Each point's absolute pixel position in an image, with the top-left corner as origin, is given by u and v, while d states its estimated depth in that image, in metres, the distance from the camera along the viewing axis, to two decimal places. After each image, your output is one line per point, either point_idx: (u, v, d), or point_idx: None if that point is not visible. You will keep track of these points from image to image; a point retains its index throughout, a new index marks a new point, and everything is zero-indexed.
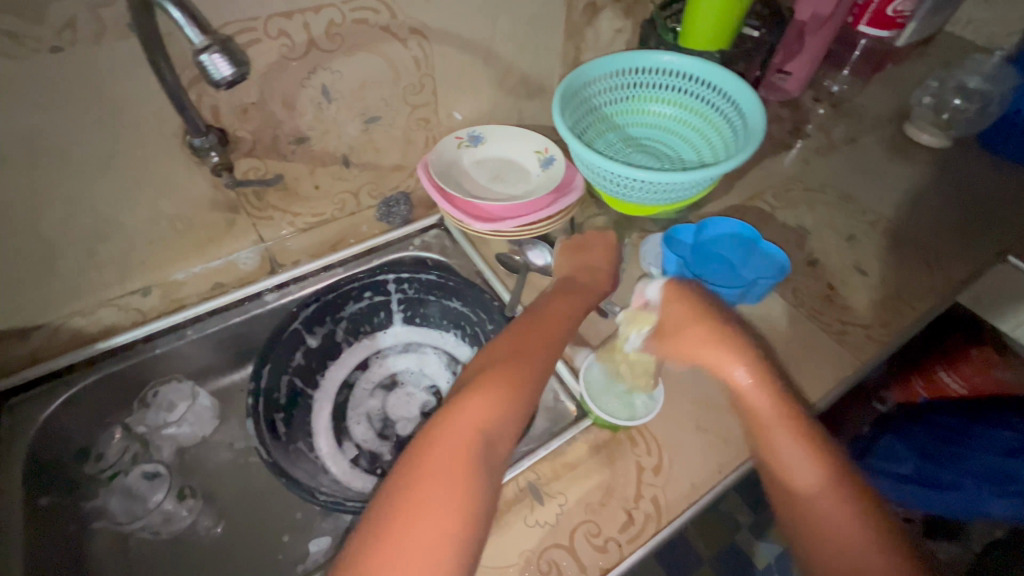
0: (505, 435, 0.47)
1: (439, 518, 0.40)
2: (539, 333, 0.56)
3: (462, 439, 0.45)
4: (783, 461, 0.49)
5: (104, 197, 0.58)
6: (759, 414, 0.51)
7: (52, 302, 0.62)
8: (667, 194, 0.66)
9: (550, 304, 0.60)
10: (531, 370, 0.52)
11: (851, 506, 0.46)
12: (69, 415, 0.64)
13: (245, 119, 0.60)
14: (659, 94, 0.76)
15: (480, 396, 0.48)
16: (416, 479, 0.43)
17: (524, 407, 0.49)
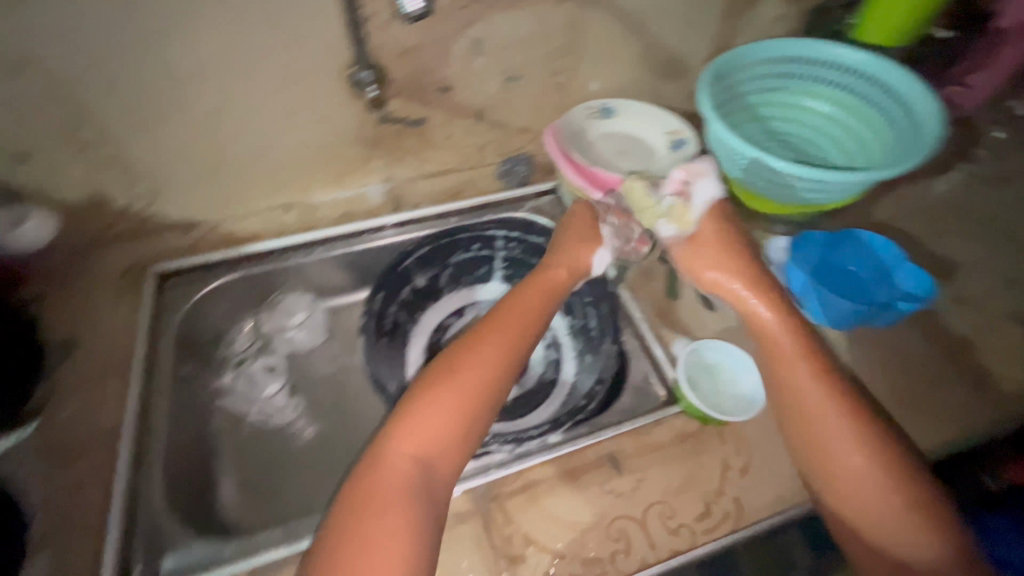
0: (445, 455, 0.49)
1: (387, 552, 0.42)
2: (497, 332, 0.56)
3: (397, 468, 0.47)
4: (855, 466, 0.48)
5: (273, 116, 0.65)
6: (823, 416, 0.50)
7: (214, 203, 0.71)
8: (813, 193, 0.63)
9: (515, 296, 0.59)
10: (483, 382, 0.52)
11: (926, 516, 0.45)
12: (211, 305, 0.70)
13: (402, 61, 0.63)
14: (815, 89, 0.72)
15: (418, 420, 0.49)
16: (358, 514, 0.44)
17: (473, 422, 0.51)
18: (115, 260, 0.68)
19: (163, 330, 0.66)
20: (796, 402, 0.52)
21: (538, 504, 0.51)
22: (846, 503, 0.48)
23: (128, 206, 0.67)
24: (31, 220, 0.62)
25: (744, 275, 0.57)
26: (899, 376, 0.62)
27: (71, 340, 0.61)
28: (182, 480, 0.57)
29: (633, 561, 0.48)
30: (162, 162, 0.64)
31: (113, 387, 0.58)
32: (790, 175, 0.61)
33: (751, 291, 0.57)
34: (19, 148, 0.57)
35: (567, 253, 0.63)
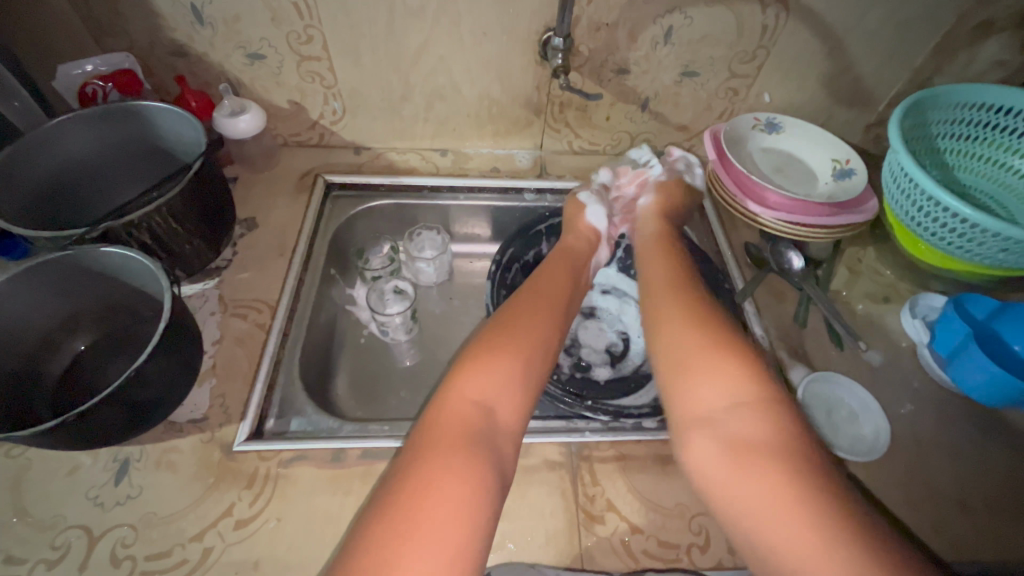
0: (507, 402, 0.47)
1: (456, 499, 0.38)
2: (533, 302, 0.56)
3: (460, 413, 0.45)
4: (687, 376, 0.48)
5: (462, 64, 0.70)
6: (683, 345, 0.49)
7: (389, 133, 0.79)
8: (987, 247, 0.58)
9: (546, 272, 0.62)
10: (537, 340, 0.52)
11: (772, 436, 0.41)
12: (362, 221, 0.78)
13: (593, 36, 0.66)
14: (1020, 146, 0.66)
15: (479, 370, 0.48)
16: (426, 460, 0.41)
17: (533, 374, 0.49)
18: (297, 165, 0.78)
19: (323, 231, 0.73)
20: (662, 335, 0.52)
21: (626, 476, 0.53)
22: (714, 437, 0.44)
23: (320, 119, 0.76)
24: (249, 112, 0.69)
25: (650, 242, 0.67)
26: None
27: (251, 219, 0.72)
28: (314, 360, 0.65)
29: (711, 558, 0.48)
30: (358, 86, 0.72)
31: (277, 266, 0.67)
32: (968, 223, 0.57)
33: (670, 267, 0.60)
34: (258, 48, 0.67)
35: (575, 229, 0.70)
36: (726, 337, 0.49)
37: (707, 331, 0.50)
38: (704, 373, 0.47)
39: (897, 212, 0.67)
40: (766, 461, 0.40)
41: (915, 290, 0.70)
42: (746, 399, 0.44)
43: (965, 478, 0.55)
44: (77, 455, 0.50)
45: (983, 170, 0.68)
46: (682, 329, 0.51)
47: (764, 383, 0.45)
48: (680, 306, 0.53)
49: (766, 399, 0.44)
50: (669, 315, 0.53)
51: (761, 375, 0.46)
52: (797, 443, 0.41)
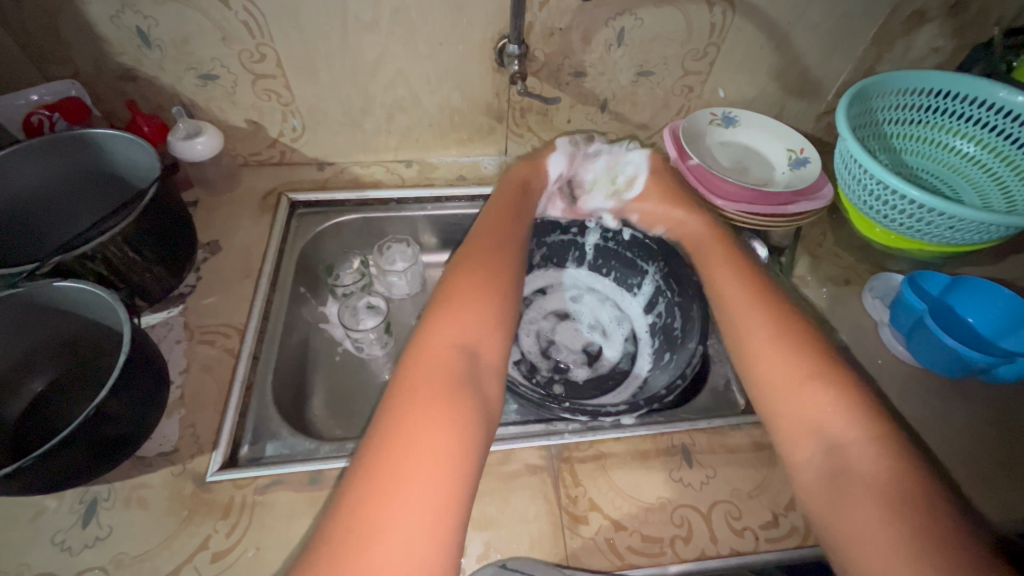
0: (484, 339, 0.48)
1: (441, 430, 0.40)
2: (491, 246, 0.57)
3: (439, 357, 0.45)
4: (779, 405, 0.48)
5: (420, 75, 0.70)
6: (781, 372, 0.49)
7: (352, 148, 0.79)
8: (939, 230, 0.61)
9: (501, 216, 0.63)
10: (500, 277, 0.54)
11: (884, 474, 0.41)
12: (330, 238, 0.77)
13: (548, 41, 0.67)
14: (961, 128, 0.69)
15: (452, 314, 0.48)
16: (410, 402, 0.42)
17: (503, 308, 0.51)
18: (259, 185, 0.77)
19: (291, 251, 0.72)
20: (751, 359, 0.52)
21: (606, 474, 0.53)
22: (818, 467, 0.45)
23: (280, 137, 0.76)
24: (205, 134, 0.68)
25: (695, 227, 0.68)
26: (1008, 436, 0.58)
27: (214, 242, 0.70)
28: (288, 382, 0.64)
29: (694, 549, 0.49)
30: (316, 102, 0.71)
31: (243, 288, 0.66)
32: (917, 204, 0.60)
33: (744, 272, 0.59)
34: (210, 69, 0.66)
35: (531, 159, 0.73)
36: (829, 365, 0.48)
37: (809, 361, 0.48)
38: (802, 409, 0.47)
39: (852, 198, 0.69)
40: (874, 503, 0.40)
41: (875, 271, 0.72)
42: (850, 428, 0.44)
43: (933, 449, 0.57)
44: (43, 498, 0.49)
45: (928, 152, 0.71)
46: (777, 360, 0.50)
47: (869, 414, 0.45)
48: (770, 327, 0.52)
49: (875, 433, 0.43)
50: (758, 340, 0.52)
51: (868, 406, 0.45)
52: (913, 485, 0.40)
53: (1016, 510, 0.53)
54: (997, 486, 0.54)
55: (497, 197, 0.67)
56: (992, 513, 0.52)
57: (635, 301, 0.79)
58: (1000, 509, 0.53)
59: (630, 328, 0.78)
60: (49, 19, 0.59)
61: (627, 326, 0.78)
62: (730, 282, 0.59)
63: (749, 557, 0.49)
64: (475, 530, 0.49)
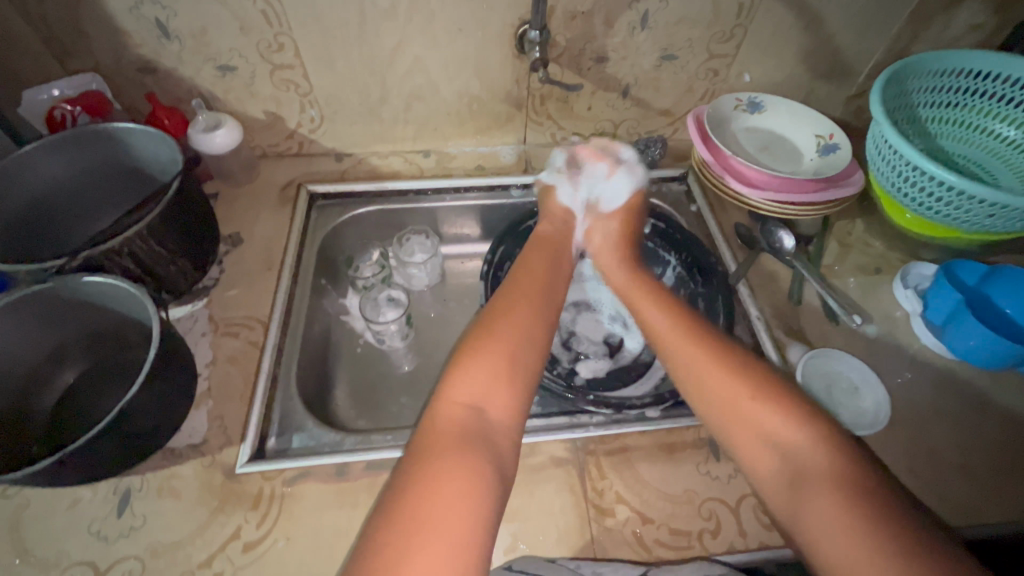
0: (498, 399, 0.47)
1: (454, 494, 0.39)
2: (512, 295, 0.56)
3: (452, 417, 0.45)
4: (728, 420, 0.47)
5: (438, 63, 0.69)
6: (724, 392, 0.47)
7: (369, 138, 0.78)
8: (981, 218, 0.59)
9: (528, 262, 0.62)
10: (523, 328, 0.52)
11: (837, 467, 0.40)
12: (349, 229, 0.77)
13: (569, 26, 0.66)
14: (999, 110, 0.66)
15: (466, 369, 0.48)
16: (424, 461, 0.42)
17: (523, 364, 0.50)
18: (278, 177, 0.77)
19: (311, 243, 0.72)
20: (686, 384, 0.50)
21: (633, 467, 0.53)
22: (777, 478, 0.43)
23: (298, 128, 0.75)
24: (225, 126, 0.68)
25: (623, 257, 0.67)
26: None
27: (236, 235, 0.70)
28: (311, 374, 0.64)
29: (723, 543, 0.48)
30: (335, 92, 0.71)
31: (265, 281, 0.66)
32: (955, 191, 0.58)
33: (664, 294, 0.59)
34: (228, 60, 0.66)
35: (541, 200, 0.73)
36: (761, 377, 0.47)
37: (743, 371, 0.48)
38: (750, 421, 0.45)
39: (884, 184, 0.67)
40: (835, 500, 0.39)
41: (906, 260, 0.70)
42: (796, 436, 0.43)
43: (967, 442, 0.56)
44: (78, 488, 0.49)
45: (964, 136, 0.69)
46: (717, 376, 0.48)
47: (811, 414, 0.44)
48: (691, 338, 0.52)
49: (823, 432, 0.43)
50: (694, 362, 0.50)
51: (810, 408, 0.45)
52: (868, 479, 0.39)
53: None
54: None
55: (529, 244, 0.66)
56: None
57: None
58: None
59: None
60: (69, 12, 0.59)
61: None
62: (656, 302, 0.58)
63: (780, 552, 0.48)
64: (502, 522, 0.49)
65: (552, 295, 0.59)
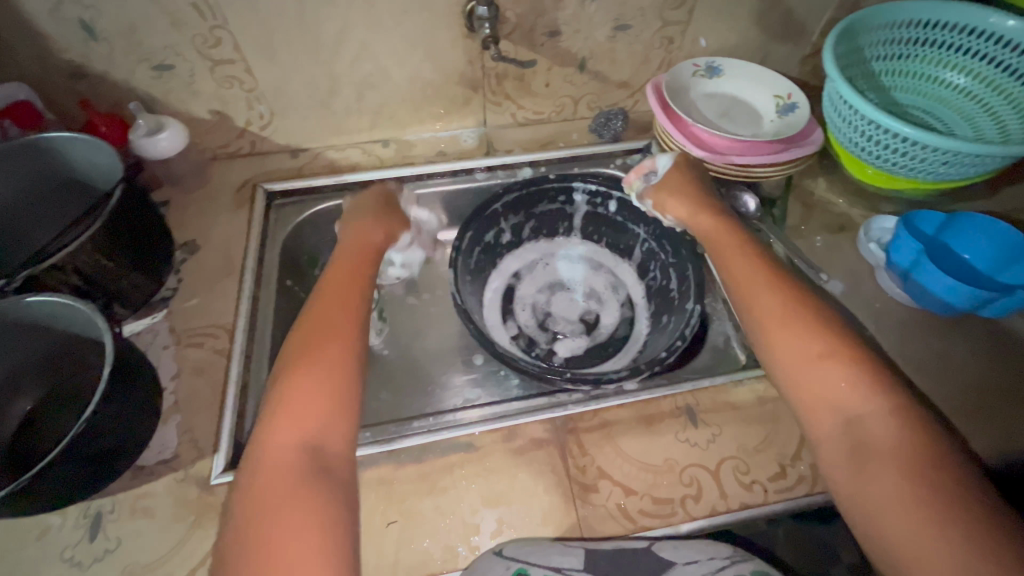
0: (333, 430, 0.44)
1: (298, 546, 0.37)
2: (332, 310, 0.51)
3: (280, 459, 0.41)
4: (799, 385, 0.46)
5: (386, 49, 0.67)
6: (793, 353, 0.47)
7: (324, 132, 0.76)
8: (940, 167, 0.60)
9: (344, 266, 0.58)
10: (340, 342, 0.48)
11: (907, 444, 0.40)
12: (312, 227, 0.75)
13: (518, 0, 0.64)
14: (951, 59, 0.67)
15: (287, 405, 0.44)
16: (256, 520, 0.38)
17: (347, 384, 0.46)
18: (231, 179, 0.74)
19: (273, 244, 0.71)
20: (764, 340, 0.50)
21: (613, 441, 0.53)
22: (839, 442, 0.43)
23: (248, 126, 0.72)
24: (168, 128, 0.65)
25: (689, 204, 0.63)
26: (1004, 371, 0.59)
27: (192, 242, 0.68)
28: None
29: (705, 506, 0.49)
30: (282, 85, 0.68)
31: (227, 287, 0.64)
32: (909, 141, 0.58)
33: (752, 251, 0.56)
34: (163, 58, 0.63)
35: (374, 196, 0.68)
36: (843, 342, 0.46)
37: (826, 333, 0.47)
38: (818, 384, 0.45)
39: (842, 141, 0.68)
40: (899, 479, 0.39)
41: (868, 215, 0.71)
42: (867, 409, 0.42)
43: (934, 387, 0.57)
44: (45, 516, 0.48)
45: (919, 87, 0.69)
46: (796, 333, 0.48)
47: (884, 383, 0.43)
48: (783, 299, 0.50)
49: (892, 403, 0.42)
50: (772, 320, 0.49)
51: (885, 377, 0.44)
52: (938, 457, 0.39)
53: (1019, 438, 0.54)
54: (998, 417, 0.55)
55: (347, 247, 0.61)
56: (993, 445, 0.53)
57: (629, 268, 0.79)
58: (1002, 441, 0.54)
59: (626, 294, 0.78)
60: None
61: (621, 292, 0.78)
62: (745, 263, 0.55)
63: (762, 509, 0.49)
64: (488, 507, 0.49)
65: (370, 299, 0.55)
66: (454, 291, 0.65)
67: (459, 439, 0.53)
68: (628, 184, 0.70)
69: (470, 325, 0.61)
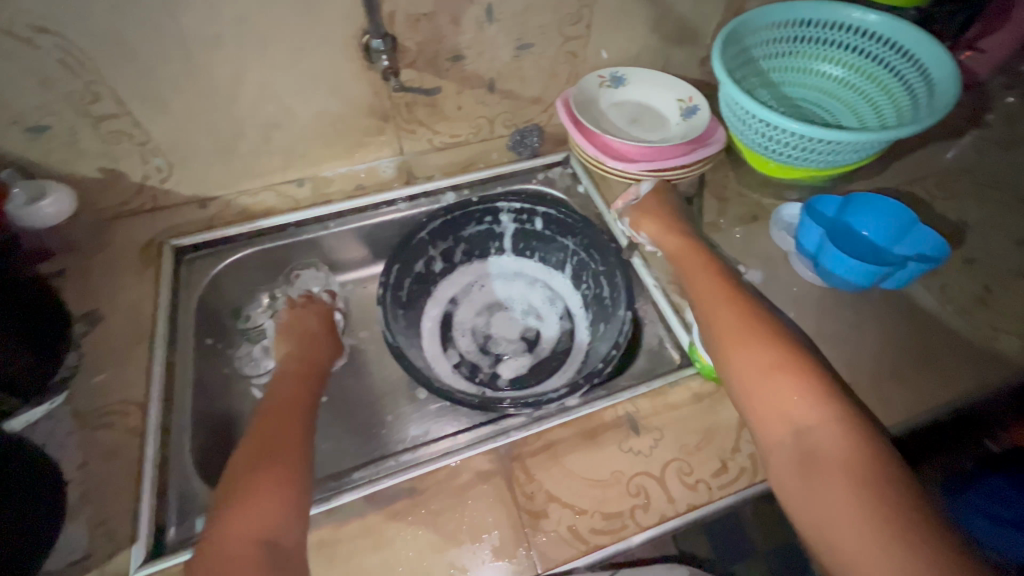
0: (291, 524, 0.43)
1: None
2: (282, 414, 0.53)
3: (235, 558, 0.39)
4: (752, 399, 0.48)
5: (285, 88, 0.64)
6: (748, 365, 0.49)
7: (231, 178, 0.72)
8: (832, 156, 0.64)
9: (286, 377, 0.60)
10: (294, 437, 0.50)
11: (852, 453, 0.42)
12: (229, 278, 0.73)
13: (415, 30, 0.63)
14: (829, 53, 0.72)
15: (245, 502, 0.42)
16: None
17: (305, 476, 0.46)
18: (133, 238, 0.69)
19: (186, 302, 0.67)
20: (719, 354, 0.52)
21: (559, 462, 0.53)
22: (789, 452, 0.44)
23: (145, 180, 0.68)
24: (50, 194, 0.60)
25: (655, 224, 0.67)
26: (910, 336, 0.63)
27: (93, 312, 0.63)
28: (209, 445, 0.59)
29: (653, 514, 0.50)
30: (177, 135, 0.64)
31: (136, 356, 0.59)
32: (801, 136, 0.62)
33: (709, 266, 0.60)
34: (35, 119, 0.58)
35: (302, 311, 0.71)
36: (789, 351, 0.49)
37: (776, 345, 0.49)
38: (771, 396, 0.47)
39: (742, 139, 0.71)
40: (846, 484, 0.40)
41: (777, 204, 0.75)
42: (816, 419, 0.44)
43: (853, 361, 0.61)
44: None
45: (806, 81, 0.74)
46: (747, 346, 0.50)
47: (832, 394, 0.46)
48: (739, 314, 0.53)
49: (838, 413, 0.44)
50: (728, 336, 0.52)
51: (833, 389, 0.46)
52: (881, 462, 0.41)
53: (928, 401, 0.58)
54: (909, 381, 0.59)
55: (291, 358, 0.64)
56: (907, 410, 0.57)
57: (563, 279, 0.79)
58: (915, 405, 0.58)
59: (564, 306, 0.78)
60: None
61: (558, 305, 0.78)
62: (705, 282, 0.58)
63: (705, 508, 0.50)
64: (437, 553, 0.48)
65: (316, 405, 0.57)
66: (383, 328, 0.63)
67: (401, 484, 0.51)
68: (617, 210, 0.73)
69: (402, 361, 0.59)
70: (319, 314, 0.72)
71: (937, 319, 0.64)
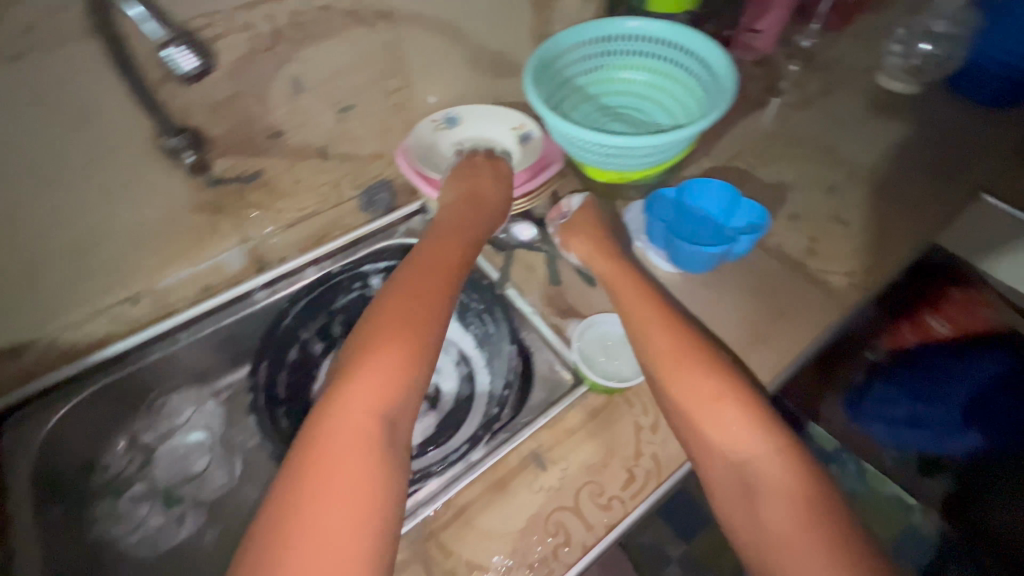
0: (408, 410, 0.47)
1: (341, 513, 0.40)
2: (421, 286, 0.55)
3: (357, 426, 0.44)
4: (697, 430, 0.50)
5: (83, 208, 0.57)
6: (691, 396, 0.51)
7: (46, 318, 0.62)
8: (651, 157, 0.69)
9: (435, 241, 0.62)
10: (426, 317, 0.52)
11: (793, 484, 0.45)
12: (68, 430, 0.64)
13: (217, 118, 0.59)
14: (631, 61, 0.77)
15: (365, 372, 0.47)
16: (311, 478, 0.41)
17: (427, 359, 0.50)
18: None
19: (17, 476, 0.59)
20: (659, 385, 0.53)
21: (473, 526, 0.51)
22: (733, 481, 0.47)
23: None
24: None
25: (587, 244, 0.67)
26: (762, 298, 0.69)
27: None
28: None
29: (575, 548, 0.49)
30: None
31: None
32: (620, 146, 0.66)
33: (613, 274, 0.64)
34: None
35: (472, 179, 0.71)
36: (724, 381, 0.51)
37: (717, 375, 0.52)
38: (714, 426, 0.49)
39: (574, 155, 0.74)
40: (791, 516, 0.44)
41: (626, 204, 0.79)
42: (761, 449, 0.48)
43: (722, 335, 0.65)
44: None
45: (618, 89, 0.79)
46: (690, 375, 0.52)
47: (772, 425, 0.49)
48: (671, 346, 0.54)
49: (776, 443, 0.48)
50: (668, 369, 0.53)
51: (771, 417, 0.50)
52: (817, 490, 0.45)
53: (789, 355, 0.63)
54: (770, 340, 0.65)
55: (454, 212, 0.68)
56: (773, 368, 0.62)
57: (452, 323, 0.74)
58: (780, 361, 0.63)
59: (458, 350, 0.75)
60: None
61: (453, 350, 0.75)
62: (635, 308, 0.59)
63: (621, 525, 0.51)
64: None
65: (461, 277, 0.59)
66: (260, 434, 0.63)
67: None
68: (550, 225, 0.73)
69: None
70: (498, 179, 0.72)
71: (780, 276, 0.71)
